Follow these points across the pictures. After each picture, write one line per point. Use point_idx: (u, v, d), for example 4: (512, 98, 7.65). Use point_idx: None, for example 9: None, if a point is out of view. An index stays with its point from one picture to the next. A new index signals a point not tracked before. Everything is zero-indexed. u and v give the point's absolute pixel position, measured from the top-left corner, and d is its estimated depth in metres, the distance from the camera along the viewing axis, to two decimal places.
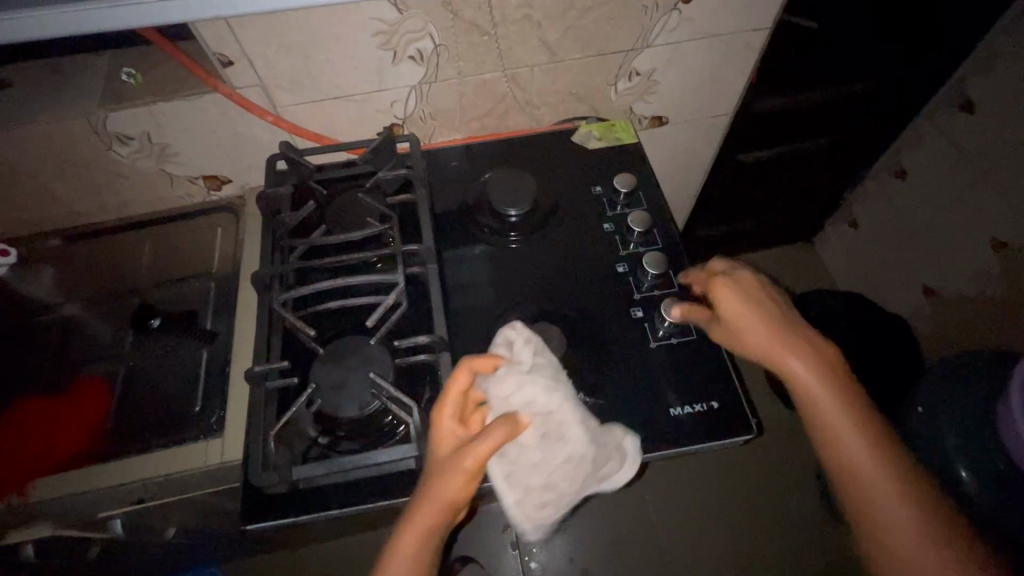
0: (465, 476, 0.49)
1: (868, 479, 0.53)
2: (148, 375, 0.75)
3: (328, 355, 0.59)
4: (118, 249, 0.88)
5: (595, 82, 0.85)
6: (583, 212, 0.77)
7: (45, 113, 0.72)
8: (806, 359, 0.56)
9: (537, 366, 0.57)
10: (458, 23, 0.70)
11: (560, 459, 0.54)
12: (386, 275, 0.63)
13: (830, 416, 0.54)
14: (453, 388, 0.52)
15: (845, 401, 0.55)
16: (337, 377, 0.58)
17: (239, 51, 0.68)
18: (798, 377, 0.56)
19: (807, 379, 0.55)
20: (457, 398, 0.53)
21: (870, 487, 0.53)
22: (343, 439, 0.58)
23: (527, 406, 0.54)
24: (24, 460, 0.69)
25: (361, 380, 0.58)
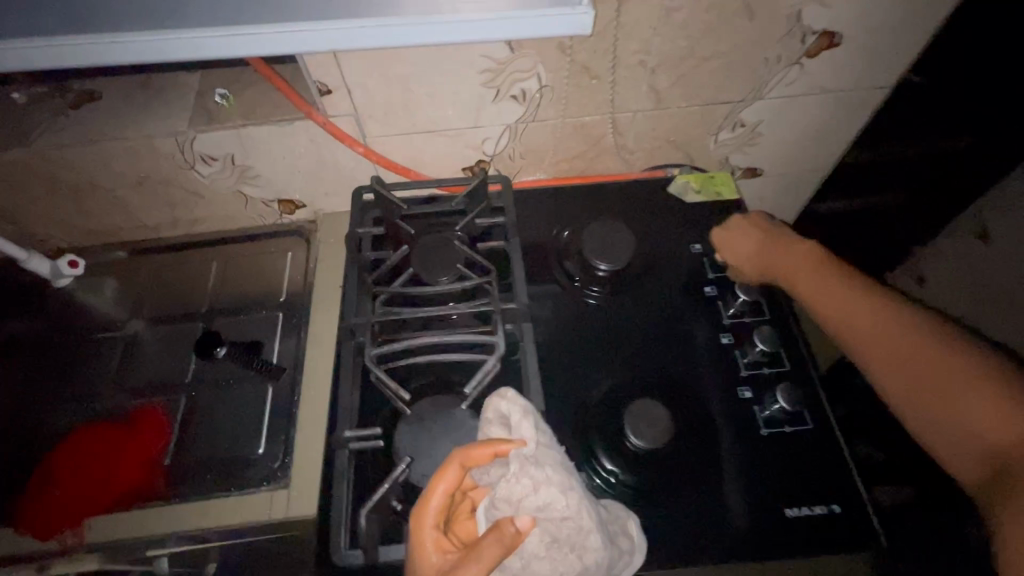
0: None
1: (959, 411, 0.50)
2: (209, 409, 0.72)
3: (414, 418, 0.55)
4: (183, 268, 0.85)
5: (696, 131, 0.80)
6: (680, 271, 0.72)
7: (133, 130, 0.70)
8: (870, 300, 0.58)
9: (543, 452, 0.48)
10: (569, 65, 0.66)
11: (573, 570, 0.47)
12: (481, 334, 0.58)
13: (901, 346, 0.54)
14: (437, 482, 0.46)
15: (923, 332, 0.54)
16: (425, 445, 0.54)
17: (340, 81, 0.65)
18: (830, 305, 0.60)
19: (867, 326, 0.57)
20: (441, 501, 0.46)
21: (965, 417, 0.49)
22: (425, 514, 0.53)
23: (539, 512, 0.47)
24: (76, 493, 0.66)
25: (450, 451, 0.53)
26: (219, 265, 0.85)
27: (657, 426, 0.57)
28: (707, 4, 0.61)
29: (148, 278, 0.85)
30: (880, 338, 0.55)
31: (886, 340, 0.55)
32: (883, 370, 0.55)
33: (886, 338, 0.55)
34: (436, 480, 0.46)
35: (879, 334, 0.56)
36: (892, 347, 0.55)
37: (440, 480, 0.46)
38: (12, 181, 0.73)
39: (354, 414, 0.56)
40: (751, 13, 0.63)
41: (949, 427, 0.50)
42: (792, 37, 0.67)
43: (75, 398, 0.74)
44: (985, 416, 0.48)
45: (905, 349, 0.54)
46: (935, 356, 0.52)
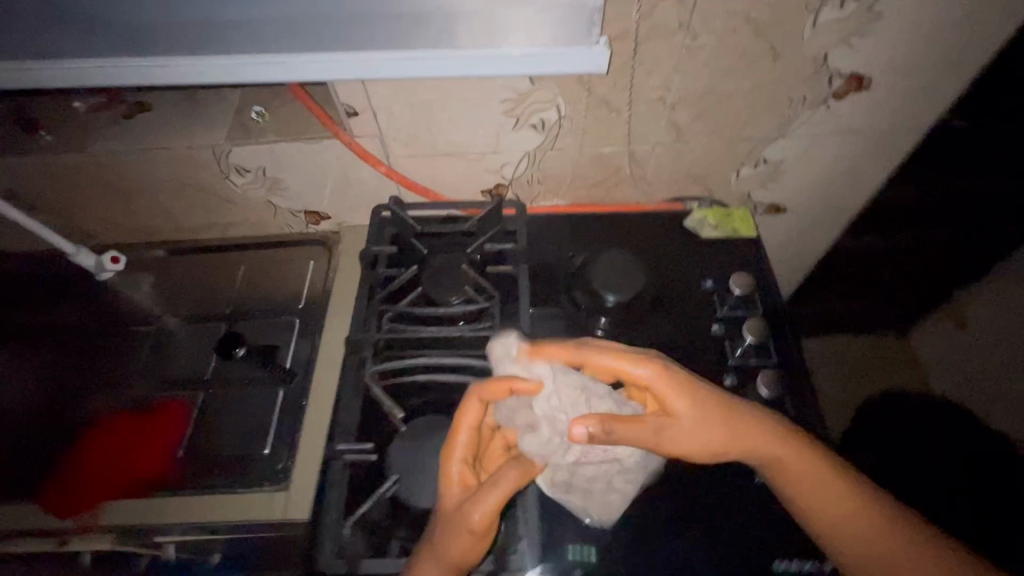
0: (479, 534, 0.46)
1: (841, 529, 0.50)
2: (224, 406, 0.75)
3: (411, 436, 0.57)
4: (214, 269, 0.90)
5: (717, 166, 0.79)
6: (690, 307, 0.72)
7: (177, 140, 0.75)
8: (774, 423, 0.52)
9: (558, 379, 0.52)
10: (588, 98, 0.67)
11: (613, 465, 0.54)
12: (479, 358, 0.60)
13: (813, 481, 0.51)
14: (460, 414, 0.50)
15: (829, 464, 0.52)
16: (417, 465, 0.56)
17: (366, 104, 0.68)
18: (789, 463, 0.51)
19: (782, 455, 0.51)
20: (466, 437, 0.50)
21: (866, 544, 0.50)
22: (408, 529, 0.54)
23: (556, 415, 0.51)
24: (94, 477, 0.69)
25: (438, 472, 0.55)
26: (246, 268, 0.89)
27: (651, 463, 0.56)
28: (730, 45, 0.61)
29: (181, 276, 0.90)
30: (807, 469, 0.51)
31: (823, 489, 0.51)
32: (817, 510, 0.51)
33: (817, 478, 0.51)
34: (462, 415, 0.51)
35: (785, 465, 0.51)
36: (803, 478, 0.51)
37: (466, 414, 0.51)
38: (68, 181, 0.79)
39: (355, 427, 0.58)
40: (776, 56, 0.62)
41: (864, 556, 0.49)
42: (818, 79, 0.66)
43: (106, 386, 0.79)
44: (877, 535, 0.50)
45: (839, 488, 0.51)
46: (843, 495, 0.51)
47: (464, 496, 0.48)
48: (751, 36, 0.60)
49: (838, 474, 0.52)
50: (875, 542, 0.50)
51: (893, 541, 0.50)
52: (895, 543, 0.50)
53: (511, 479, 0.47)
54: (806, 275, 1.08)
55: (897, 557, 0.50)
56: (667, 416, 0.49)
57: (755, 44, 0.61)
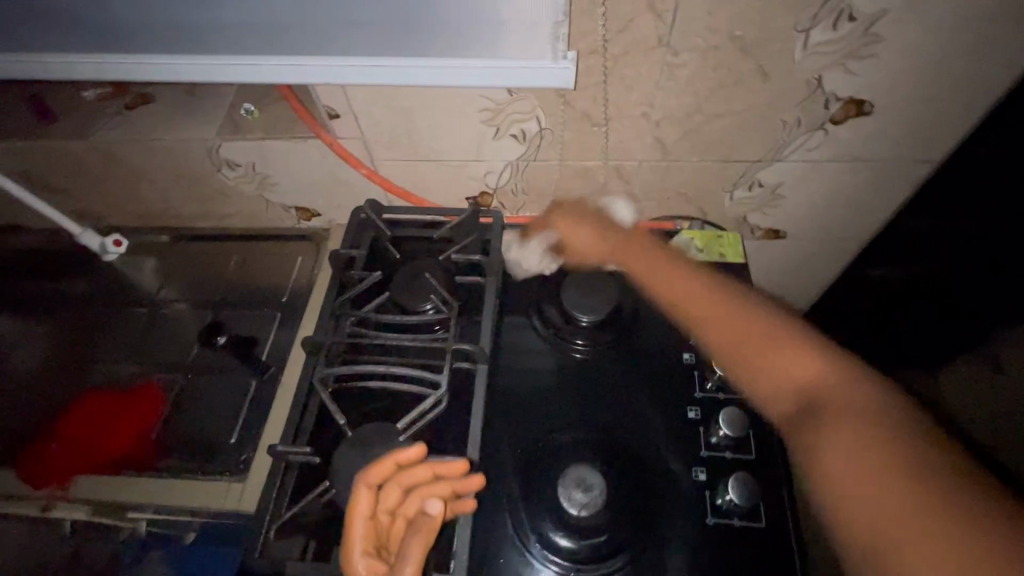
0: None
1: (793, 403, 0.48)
2: (200, 393, 0.78)
3: (352, 444, 0.56)
4: (209, 257, 0.93)
5: (709, 186, 0.76)
6: (663, 332, 0.69)
7: (172, 132, 0.77)
8: (731, 307, 0.55)
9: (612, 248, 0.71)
10: (568, 110, 0.65)
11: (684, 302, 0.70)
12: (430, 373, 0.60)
13: (772, 354, 0.50)
14: (355, 505, 0.50)
15: (800, 351, 0.49)
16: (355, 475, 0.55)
17: (347, 107, 0.68)
18: (755, 358, 0.51)
19: (723, 325, 0.54)
20: (363, 528, 0.49)
21: (834, 433, 0.43)
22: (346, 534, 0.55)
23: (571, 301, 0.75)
24: (74, 450, 0.73)
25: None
26: (239, 259, 0.92)
27: (593, 494, 0.55)
28: (716, 63, 0.59)
29: (179, 262, 0.93)
30: (741, 338, 0.52)
31: (812, 391, 0.47)
32: (748, 365, 0.51)
33: (774, 339, 0.51)
34: (358, 506, 0.50)
35: (743, 351, 0.52)
36: (806, 393, 0.47)
37: (363, 497, 0.50)
38: (77, 166, 0.84)
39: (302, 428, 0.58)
40: (766, 76, 0.60)
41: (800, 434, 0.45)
42: (813, 102, 0.62)
43: (99, 363, 0.83)
44: (828, 391, 0.46)
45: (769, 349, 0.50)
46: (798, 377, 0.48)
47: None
48: (737, 54, 0.58)
49: (801, 355, 0.49)
50: (831, 393, 0.46)
51: (850, 395, 0.45)
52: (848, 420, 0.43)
53: (418, 547, 0.49)
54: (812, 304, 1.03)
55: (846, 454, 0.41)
56: (642, 267, 0.64)
57: (742, 62, 0.58)
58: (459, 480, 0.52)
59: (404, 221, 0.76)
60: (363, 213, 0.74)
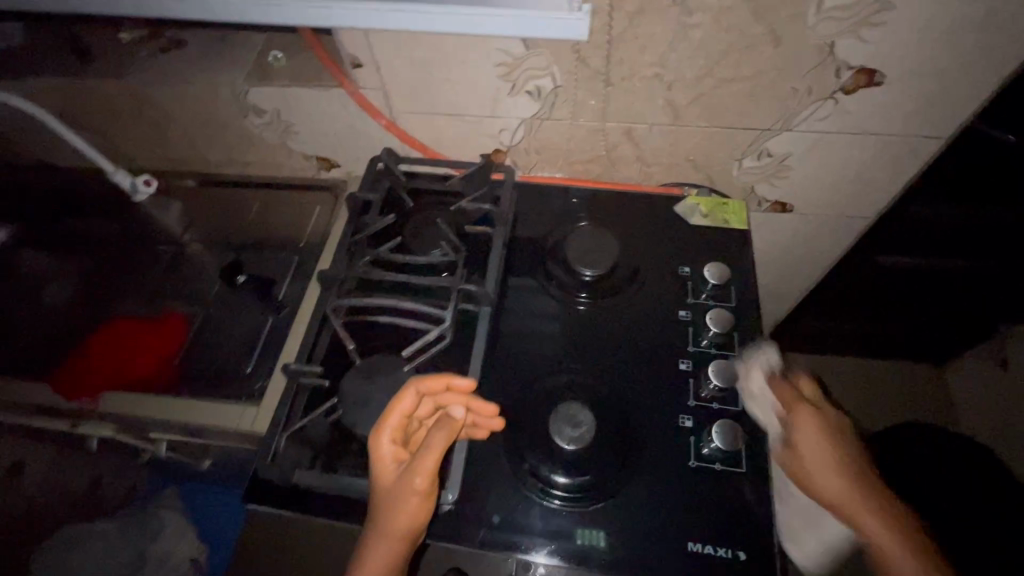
0: (420, 510, 0.51)
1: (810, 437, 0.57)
2: (222, 326, 0.83)
3: (364, 370, 0.61)
4: (234, 203, 0.97)
5: (719, 153, 0.77)
6: (662, 288, 0.71)
7: (203, 75, 0.81)
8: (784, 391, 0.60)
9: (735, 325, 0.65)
10: (582, 68, 0.67)
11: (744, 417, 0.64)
12: (435, 310, 0.64)
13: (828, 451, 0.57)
14: (397, 401, 0.53)
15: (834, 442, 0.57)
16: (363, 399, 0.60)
17: (369, 56, 0.71)
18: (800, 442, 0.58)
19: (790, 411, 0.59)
20: (398, 421, 0.53)
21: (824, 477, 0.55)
22: (349, 452, 0.59)
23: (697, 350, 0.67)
24: (104, 369, 0.78)
25: (377, 408, 0.59)
26: (261, 206, 0.96)
27: (584, 428, 0.58)
28: (729, 23, 0.60)
29: (204, 206, 0.98)
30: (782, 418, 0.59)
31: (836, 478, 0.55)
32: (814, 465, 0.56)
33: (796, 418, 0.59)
34: (394, 401, 0.53)
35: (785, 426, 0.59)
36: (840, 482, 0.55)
37: (401, 399, 0.53)
38: (112, 107, 0.88)
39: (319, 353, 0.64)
40: (778, 41, 0.61)
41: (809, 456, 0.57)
42: (825, 69, 0.63)
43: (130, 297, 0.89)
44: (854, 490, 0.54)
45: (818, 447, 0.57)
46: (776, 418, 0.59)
47: (401, 469, 0.52)
48: (750, 14, 0.59)
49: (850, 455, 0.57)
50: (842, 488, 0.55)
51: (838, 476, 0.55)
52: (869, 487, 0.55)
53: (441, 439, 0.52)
54: (816, 284, 1.03)
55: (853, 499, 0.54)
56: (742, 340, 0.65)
57: (754, 24, 0.60)
58: (484, 409, 0.56)
59: (419, 175, 0.79)
60: (379, 161, 0.77)
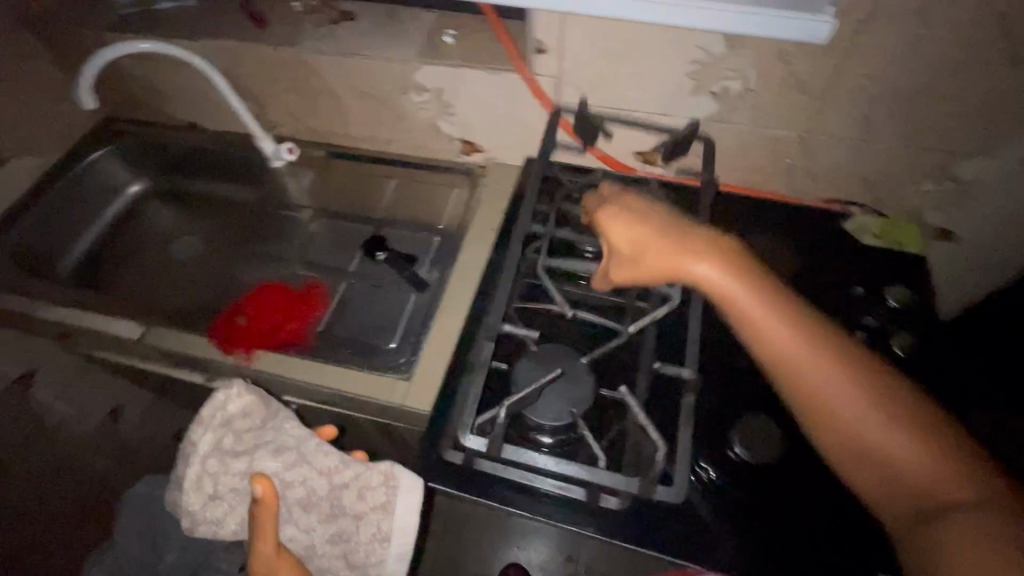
0: (276, 542, 0.53)
1: (768, 320, 0.53)
2: (361, 298, 0.84)
3: (203, 418, 0.67)
4: (370, 179, 0.99)
5: (898, 174, 0.74)
6: (835, 309, 0.68)
7: (375, 49, 0.81)
8: (782, 320, 0.52)
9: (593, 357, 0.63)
10: (782, 73, 0.66)
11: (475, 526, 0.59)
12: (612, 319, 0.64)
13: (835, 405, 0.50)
14: (711, 279, 0.55)
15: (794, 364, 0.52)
16: (243, 447, 0.66)
17: (557, 42, 0.70)
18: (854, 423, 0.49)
19: (781, 337, 0.52)
20: (717, 277, 0.55)
21: (875, 465, 0.48)
22: (230, 498, 0.66)
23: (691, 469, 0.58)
24: (255, 327, 0.80)
25: (290, 459, 0.63)
26: (397, 184, 0.97)
27: (765, 442, 0.57)
28: (963, 39, 0.58)
29: (339, 179, 1.00)
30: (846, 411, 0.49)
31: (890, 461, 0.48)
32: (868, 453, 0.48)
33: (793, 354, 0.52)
34: (615, 238, 0.60)
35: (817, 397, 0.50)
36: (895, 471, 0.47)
37: (621, 241, 0.60)
38: (272, 74, 0.89)
39: (251, 408, 0.67)
40: (1012, 60, 0.58)
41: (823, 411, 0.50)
42: None
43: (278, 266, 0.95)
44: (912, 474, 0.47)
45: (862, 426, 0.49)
46: (849, 384, 0.50)
47: (735, 288, 0.54)
48: (992, 29, 0.56)
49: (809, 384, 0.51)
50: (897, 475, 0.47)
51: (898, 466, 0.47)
52: (899, 442, 0.48)
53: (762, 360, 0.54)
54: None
55: (863, 426, 0.49)
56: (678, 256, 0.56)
57: (993, 42, 0.57)
58: (741, 280, 0.54)
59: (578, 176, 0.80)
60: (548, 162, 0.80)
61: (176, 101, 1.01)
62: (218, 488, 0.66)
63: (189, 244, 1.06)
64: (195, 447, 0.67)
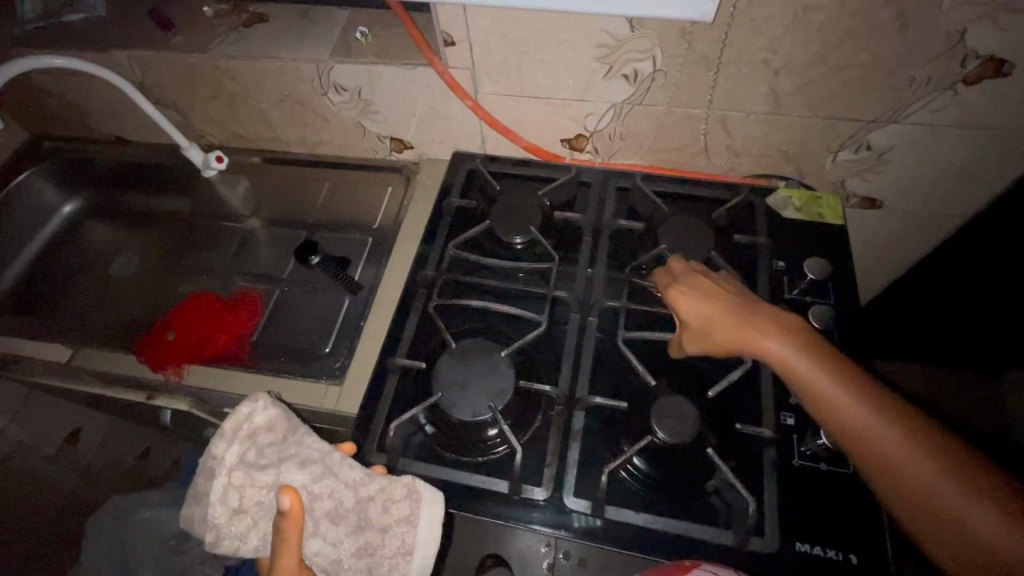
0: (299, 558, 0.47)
1: (827, 382, 0.53)
2: (297, 303, 0.84)
3: (226, 429, 0.52)
4: (305, 183, 0.97)
5: (814, 145, 0.74)
6: (756, 284, 0.68)
7: (288, 50, 0.80)
8: (792, 349, 0.55)
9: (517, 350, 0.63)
10: (687, 52, 0.65)
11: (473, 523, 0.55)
12: (531, 312, 0.64)
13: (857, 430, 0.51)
14: (723, 313, 0.58)
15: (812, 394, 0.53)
16: (270, 458, 0.53)
17: (464, 34, 0.69)
18: (876, 446, 0.50)
19: (797, 366, 0.54)
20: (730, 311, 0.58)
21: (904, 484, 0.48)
22: (256, 511, 0.51)
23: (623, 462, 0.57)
24: (186, 341, 0.79)
25: (317, 472, 0.52)
26: (330, 187, 0.96)
27: (682, 421, 0.55)
28: (854, 7, 0.58)
29: (273, 185, 0.99)
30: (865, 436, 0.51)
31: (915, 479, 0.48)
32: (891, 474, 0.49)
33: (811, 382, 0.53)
34: (679, 307, 0.61)
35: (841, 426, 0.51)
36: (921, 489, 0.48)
37: (690, 316, 0.60)
38: (189, 82, 0.87)
39: (278, 423, 0.54)
40: (904, 26, 0.59)
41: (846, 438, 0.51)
42: (949, 58, 0.61)
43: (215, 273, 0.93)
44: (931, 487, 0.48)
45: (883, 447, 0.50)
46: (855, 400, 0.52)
47: (747, 320, 0.58)
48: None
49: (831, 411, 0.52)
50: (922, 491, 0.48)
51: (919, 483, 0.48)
52: (938, 485, 0.47)
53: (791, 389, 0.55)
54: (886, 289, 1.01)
55: (915, 477, 0.48)
56: (712, 306, 0.59)
57: (882, 9, 0.57)
58: (750, 314, 0.58)
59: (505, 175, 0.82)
60: (473, 163, 0.83)
61: (100, 115, 0.99)
62: (244, 502, 0.51)
63: (123, 261, 1.02)
64: (217, 460, 0.52)
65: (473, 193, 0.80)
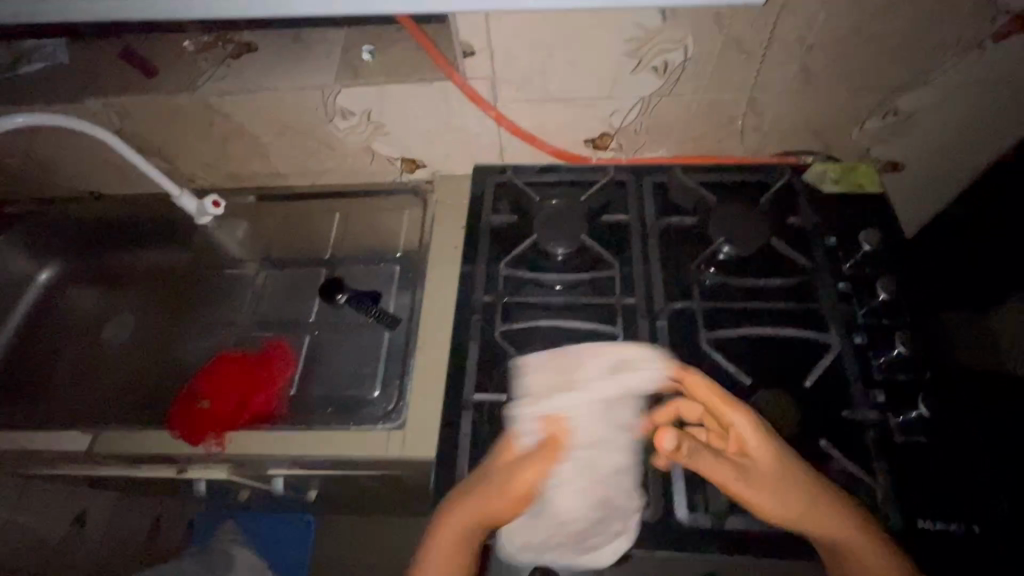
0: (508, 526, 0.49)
1: (801, 515, 0.48)
2: (330, 346, 0.79)
3: (622, 369, 0.52)
4: (312, 216, 0.92)
5: (843, 117, 0.74)
6: (816, 262, 0.67)
7: (286, 79, 0.74)
8: (764, 485, 0.49)
9: None
10: (720, 37, 0.64)
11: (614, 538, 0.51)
12: (602, 326, 0.63)
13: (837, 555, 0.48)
14: (689, 444, 0.50)
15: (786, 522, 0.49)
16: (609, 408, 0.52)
17: (485, 42, 0.66)
18: (858, 574, 0.47)
19: (768, 502, 0.48)
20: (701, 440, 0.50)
21: None
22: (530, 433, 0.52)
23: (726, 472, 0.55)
24: (218, 406, 0.72)
25: (595, 432, 0.51)
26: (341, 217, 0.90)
27: None
28: None
29: (277, 223, 0.93)
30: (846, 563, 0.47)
31: None
32: None
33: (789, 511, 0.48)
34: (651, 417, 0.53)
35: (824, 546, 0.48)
36: None
37: (658, 428, 0.52)
38: (175, 125, 0.80)
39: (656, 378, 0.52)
40: None
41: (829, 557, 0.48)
42: (979, 17, 0.61)
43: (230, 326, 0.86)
44: None
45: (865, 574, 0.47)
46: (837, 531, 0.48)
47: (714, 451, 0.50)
48: None
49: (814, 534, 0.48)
50: None
51: None
52: None
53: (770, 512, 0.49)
54: None
55: None
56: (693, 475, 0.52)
57: None
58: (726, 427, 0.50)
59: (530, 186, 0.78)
60: (501, 175, 0.80)
61: (71, 171, 0.90)
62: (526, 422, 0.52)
63: (121, 325, 0.94)
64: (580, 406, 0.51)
65: (504, 206, 0.76)
